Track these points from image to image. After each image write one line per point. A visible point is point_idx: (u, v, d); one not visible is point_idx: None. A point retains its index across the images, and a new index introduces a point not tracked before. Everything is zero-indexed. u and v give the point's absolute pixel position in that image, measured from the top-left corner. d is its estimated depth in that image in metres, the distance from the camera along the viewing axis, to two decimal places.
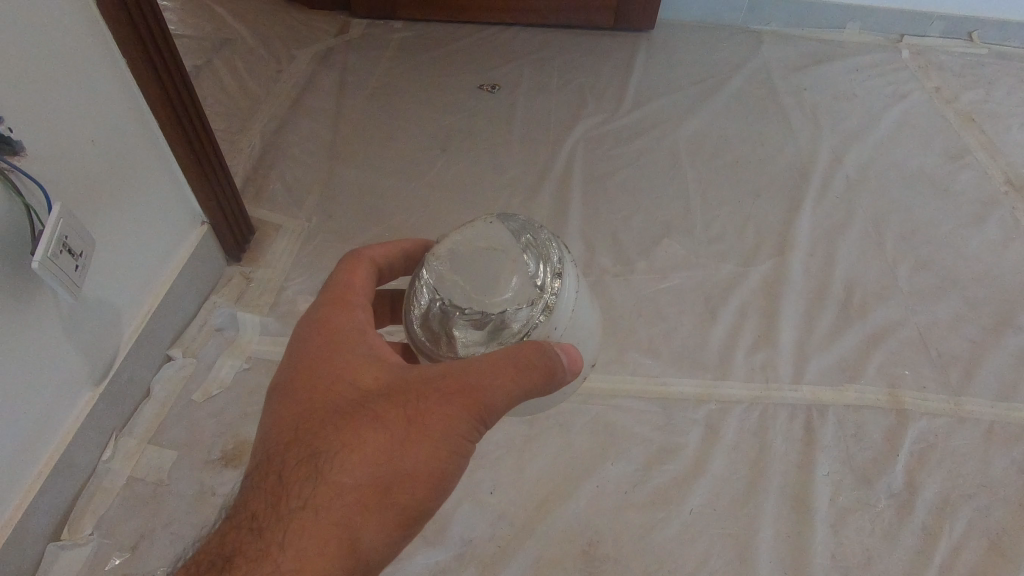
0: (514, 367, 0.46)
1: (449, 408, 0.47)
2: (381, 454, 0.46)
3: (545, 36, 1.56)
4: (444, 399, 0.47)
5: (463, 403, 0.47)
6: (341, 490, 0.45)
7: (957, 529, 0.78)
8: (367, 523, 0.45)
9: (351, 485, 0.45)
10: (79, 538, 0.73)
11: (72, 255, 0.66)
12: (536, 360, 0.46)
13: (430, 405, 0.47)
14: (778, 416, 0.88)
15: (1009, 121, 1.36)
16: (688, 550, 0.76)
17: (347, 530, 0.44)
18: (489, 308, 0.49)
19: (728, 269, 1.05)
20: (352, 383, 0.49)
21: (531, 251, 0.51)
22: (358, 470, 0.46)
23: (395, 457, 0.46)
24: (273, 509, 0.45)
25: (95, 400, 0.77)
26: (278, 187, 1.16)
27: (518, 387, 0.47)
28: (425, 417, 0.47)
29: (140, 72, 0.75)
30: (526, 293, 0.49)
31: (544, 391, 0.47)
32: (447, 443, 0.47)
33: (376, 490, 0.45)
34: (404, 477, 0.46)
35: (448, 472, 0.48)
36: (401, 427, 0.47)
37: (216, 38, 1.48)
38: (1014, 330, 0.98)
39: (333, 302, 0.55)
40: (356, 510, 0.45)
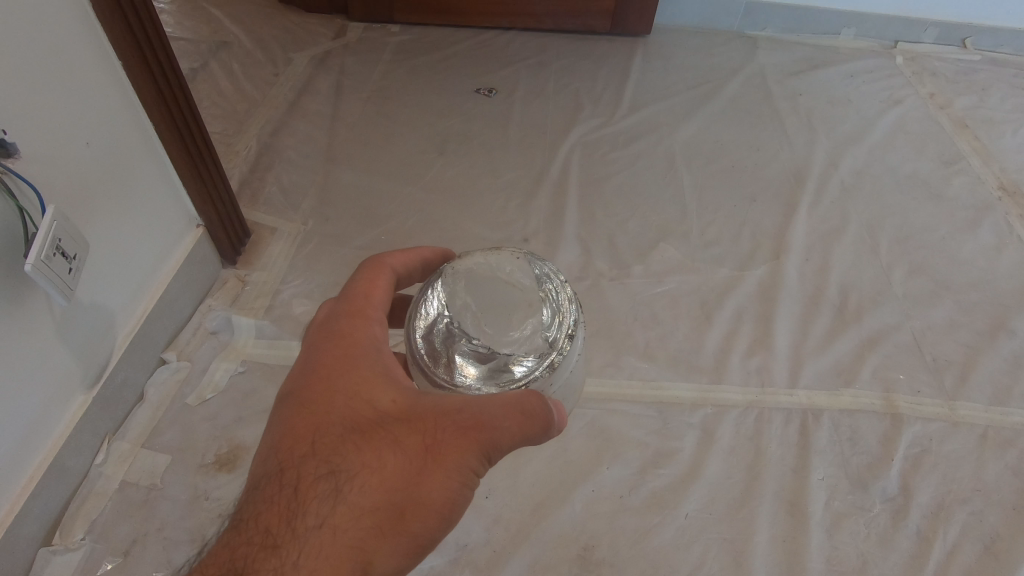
0: (522, 413, 0.47)
1: (467, 439, 0.47)
2: (397, 480, 0.46)
3: (542, 40, 1.56)
4: (462, 430, 0.47)
5: (480, 437, 0.47)
6: (358, 512, 0.45)
7: (952, 534, 0.79)
8: (381, 549, 0.44)
9: (367, 508, 0.45)
10: (71, 542, 0.73)
11: (66, 258, 0.66)
12: (544, 412, 0.48)
13: (447, 433, 0.47)
14: (774, 420, 0.88)
15: (1002, 127, 1.37)
16: (684, 555, 0.76)
17: (361, 555, 0.44)
18: (495, 346, 0.50)
19: (724, 273, 1.06)
20: (372, 404, 0.50)
21: (548, 303, 0.53)
22: (375, 494, 0.46)
23: (414, 484, 0.46)
24: (288, 524, 0.44)
25: (88, 404, 0.76)
26: (275, 190, 1.16)
27: (531, 425, 0.47)
28: (446, 446, 0.47)
29: (134, 73, 0.74)
30: (534, 343, 0.51)
31: (547, 436, 0.49)
32: (460, 475, 0.47)
33: (391, 517, 0.45)
34: (418, 505, 0.46)
35: (462, 501, 0.48)
36: (419, 454, 0.47)
37: (213, 41, 1.48)
38: (1007, 335, 0.99)
39: (350, 313, 0.55)
40: (371, 536, 0.45)
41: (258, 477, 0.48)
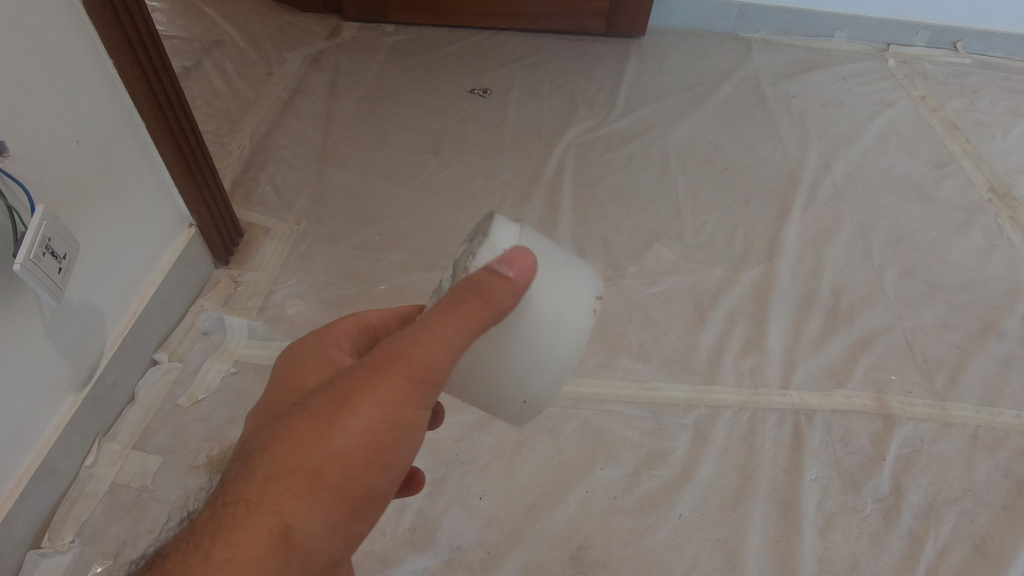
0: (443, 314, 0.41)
1: (375, 374, 0.41)
2: (306, 438, 0.41)
3: (536, 41, 1.56)
4: (370, 370, 0.42)
5: (390, 372, 0.41)
6: (269, 480, 0.41)
7: (943, 533, 0.79)
8: (299, 510, 0.40)
9: (281, 473, 0.41)
10: (60, 545, 0.72)
11: (56, 258, 0.65)
12: (465, 293, 0.41)
13: (356, 374, 0.42)
14: (767, 421, 0.88)
15: (992, 130, 1.39)
16: (678, 555, 0.76)
17: (277, 520, 0.40)
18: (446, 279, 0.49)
19: (718, 274, 1.06)
20: (292, 377, 0.46)
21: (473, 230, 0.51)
22: (285, 456, 0.41)
23: (322, 436, 0.41)
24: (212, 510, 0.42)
25: (78, 405, 0.76)
26: (268, 189, 1.15)
27: (450, 335, 0.41)
28: (353, 387, 0.42)
29: (128, 73, 0.74)
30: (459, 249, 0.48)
31: (478, 322, 0.41)
32: (381, 410, 0.41)
33: (305, 476, 0.41)
34: (332, 458, 0.41)
35: (390, 444, 0.43)
36: (327, 406, 0.42)
37: (206, 40, 1.47)
38: (997, 336, 1.00)
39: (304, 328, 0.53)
40: (285, 499, 0.40)
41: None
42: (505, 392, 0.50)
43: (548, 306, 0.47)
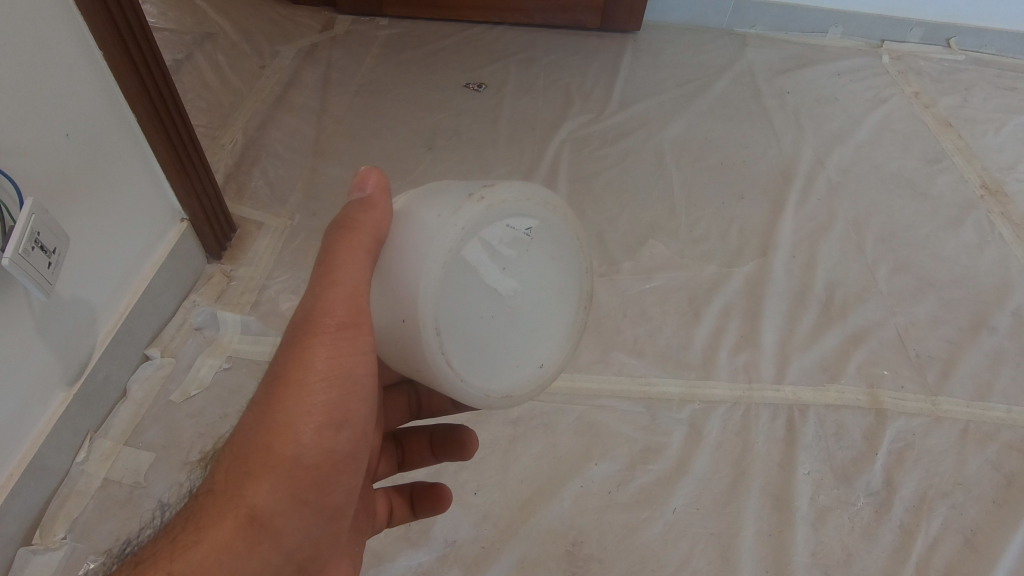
0: (331, 268, 0.47)
1: (296, 346, 0.47)
2: (254, 419, 0.47)
3: (531, 35, 1.55)
4: (294, 341, 0.47)
5: (308, 337, 0.47)
6: (230, 466, 0.46)
7: (933, 527, 0.80)
8: (258, 488, 0.45)
9: (238, 457, 0.46)
10: (51, 542, 0.71)
11: (46, 252, 0.64)
12: (336, 239, 0.47)
13: (283, 351, 0.47)
14: (761, 416, 0.88)
15: (985, 126, 1.39)
16: (671, 549, 0.77)
17: (243, 499, 0.45)
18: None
19: (712, 270, 1.06)
20: None
21: None
22: (240, 442, 0.47)
23: (265, 414, 0.46)
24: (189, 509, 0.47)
25: (68, 401, 0.75)
26: (261, 184, 1.14)
27: (347, 282, 0.46)
28: (281, 363, 0.47)
29: (118, 64, 0.73)
30: None
31: (360, 262, 0.47)
32: (310, 375, 0.46)
33: (258, 455, 0.46)
34: (277, 432, 0.46)
35: (331, 406, 0.47)
36: (266, 387, 0.47)
37: (198, 33, 1.45)
38: (989, 331, 1.00)
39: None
40: (244, 480, 0.45)
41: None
42: (392, 312, 0.48)
43: (419, 209, 0.49)
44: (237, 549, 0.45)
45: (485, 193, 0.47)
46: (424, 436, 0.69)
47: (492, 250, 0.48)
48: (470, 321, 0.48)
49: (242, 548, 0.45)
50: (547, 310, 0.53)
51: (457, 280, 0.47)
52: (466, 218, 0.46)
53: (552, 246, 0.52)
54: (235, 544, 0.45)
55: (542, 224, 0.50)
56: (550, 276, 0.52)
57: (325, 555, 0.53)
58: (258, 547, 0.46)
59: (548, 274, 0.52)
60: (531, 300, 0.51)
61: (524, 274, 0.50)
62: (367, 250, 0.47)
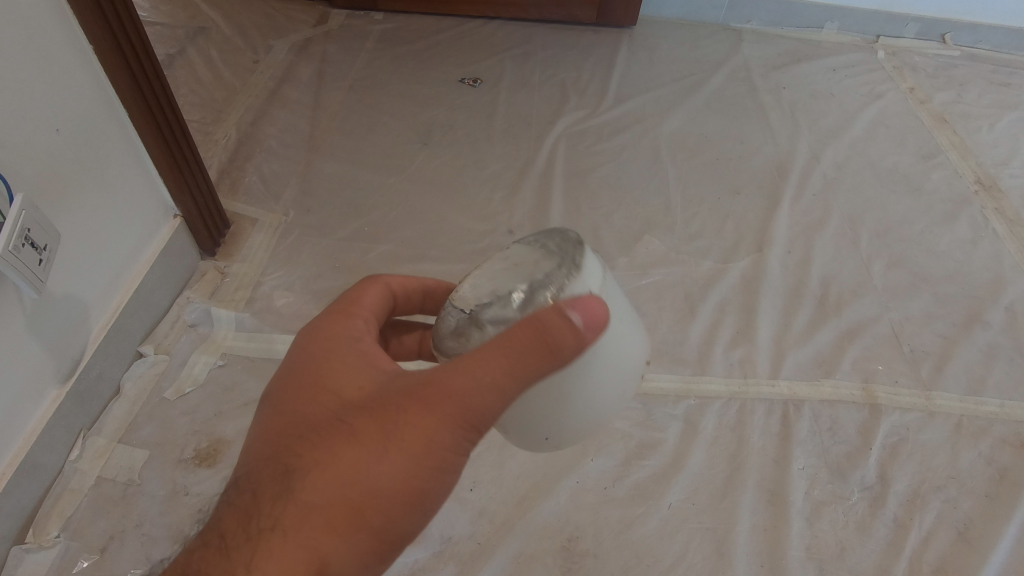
0: (507, 359, 0.41)
1: (426, 420, 0.43)
2: (353, 470, 0.42)
3: (527, 30, 1.55)
4: (426, 405, 0.43)
5: (448, 411, 0.43)
6: (310, 512, 0.42)
7: (927, 521, 0.80)
8: (337, 546, 0.41)
9: (325, 504, 0.42)
10: (45, 540, 0.71)
11: (36, 249, 0.64)
12: (529, 341, 0.41)
13: (406, 415, 0.43)
14: (756, 411, 0.89)
15: (979, 122, 1.40)
16: (667, 545, 0.77)
17: (316, 552, 0.41)
18: (512, 292, 0.45)
19: (708, 266, 1.06)
20: (333, 394, 0.47)
21: (550, 245, 0.47)
22: (328, 487, 0.42)
23: (369, 475, 0.42)
24: (245, 529, 0.42)
25: (61, 398, 0.74)
26: (255, 180, 1.14)
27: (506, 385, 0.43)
28: (402, 430, 0.43)
29: (108, 59, 0.72)
30: (540, 272, 0.45)
31: (534, 376, 0.41)
32: (426, 455, 0.43)
33: (349, 513, 0.42)
34: (378, 496, 0.42)
35: (430, 491, 0.44)
36: (379, 440, 0.43)
37: (190, 27, 1.44)
38: (982, 326, 1.01)
39: (333, 308, 0.54)
40: (323, 533, 0.41)
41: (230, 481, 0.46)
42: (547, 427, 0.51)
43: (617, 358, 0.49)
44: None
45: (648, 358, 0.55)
46: None
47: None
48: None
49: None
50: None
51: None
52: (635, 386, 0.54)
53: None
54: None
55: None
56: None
57: None
58: None
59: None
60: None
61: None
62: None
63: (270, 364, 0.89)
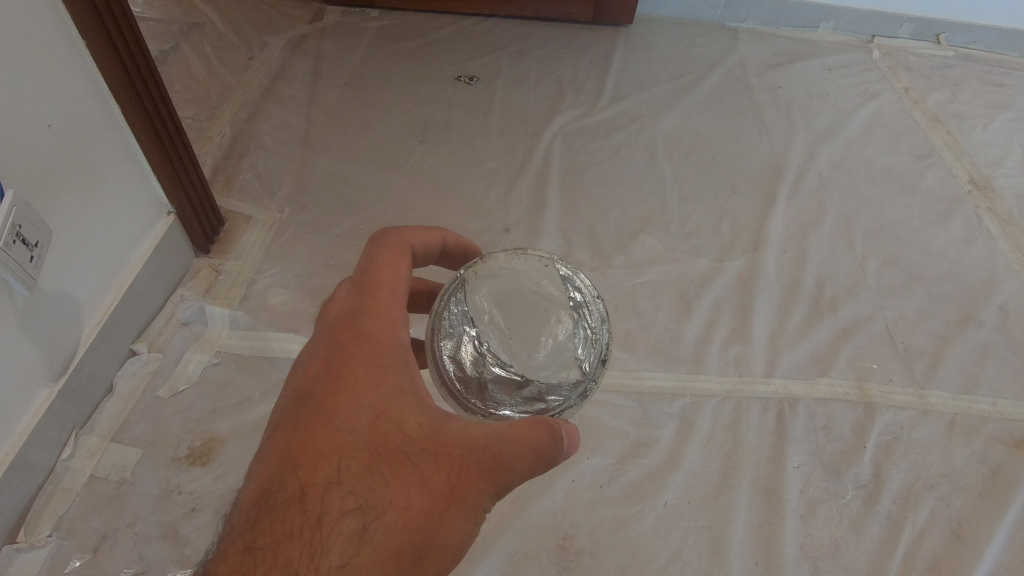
0: (534, 454, 0.46)
1: (487, 481, 0.45)
2: (418, 513, 0.42)
3: (523, 28, 1.54)
4: (485, 465, 0.45)
5: (499, 478, 0.45)
6: (380, 557, 0.40)
7: (921, 518, 0.81)
8: None
9: (391, 550, 0.40)
10: (37, 540, 0.70)
11: (27, 246, 0.64)
12: (544, 454, 0.47)
13: (470, 471, 0.44)
14: (751, 410, 0.89)
15: (973, 122, 1.40)
16: (662, 543, 0.77)
17: None
18: (529, 374, 0.52)
19: (704, 264, 1.06)
20: (393, 425, 0.45)
21: (578, 325, 0.54)
22: (398, 532, 0.41)
23: (435, 528, 0.42)
24: (309, 561, 0.38)
25: (53, 396, 0.74)
26: (249, 177, 1.13)
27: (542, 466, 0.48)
28: (465, 486, 0.44)
29: (100, 54, 0.71)
30: (561, 367, 0.52)
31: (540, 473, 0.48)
32: (478, 515, 0.45)
33: (410, 561, 0.40)
34: (438, 549, 0.42)
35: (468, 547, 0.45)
36: (442, 489, 0.43)
37: (184, 23, 1.42)
38: (976, 325, 1.01)
39: (375, 312, 0.50)
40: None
41: (270, 499, 0.41)
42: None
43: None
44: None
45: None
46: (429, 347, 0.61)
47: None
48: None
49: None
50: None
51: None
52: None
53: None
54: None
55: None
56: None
57: None
58: None
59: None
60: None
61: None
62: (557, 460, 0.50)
63: (265, 363, 0.88)
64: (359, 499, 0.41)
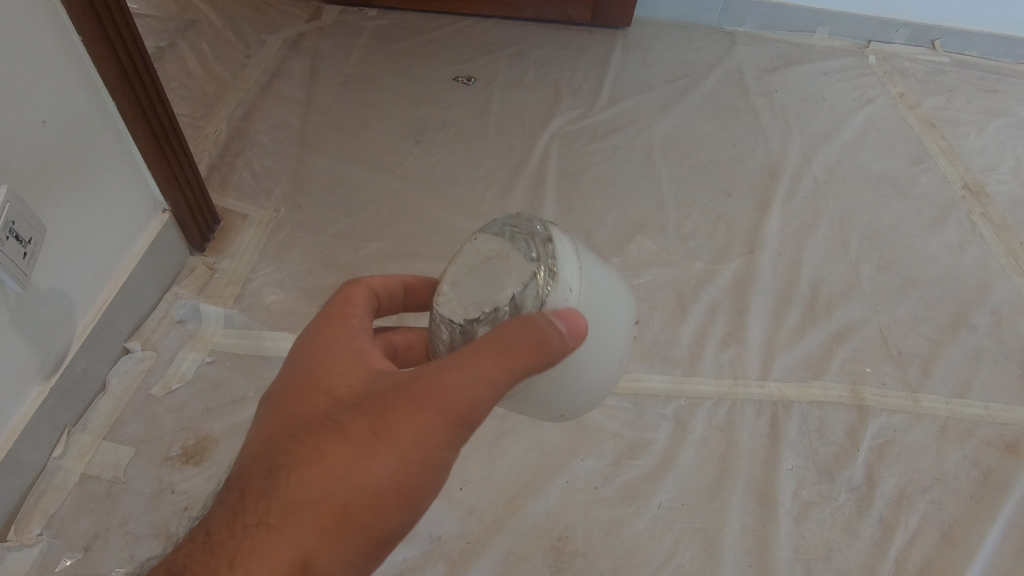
0: (495, 351, 0.40)
1: (418, 416, 0.41)
2: (338, 462, 0.41)
3: (522, 29, 1.54)
4: (413, 401, 0.41)
5: (435, 408, 0.41)
6: (294, 510, 0.40)
7: (913, 521, 0.81)
8: (321, 544, 0.40)
9: (305, 504, 0.40)
10: (27, 538, 0.70)
11: (21, 242, 0.64)
12: (518, 346, 0.40)
13: (396, 412, 0.41)
14: (745, 412, 0.89)
15: (967, 128, 1.41)
16: (656, 545, 0.77)
17: (299, 551, 0.39)
18: (500, 306, 0.45)
19: (699, 267, 1.07)
20: (325, 390, 0.45)
21: (518, 236, 0.47)
22: (315, 485, 0.40)
23: (356, 474, 0.41)
24: (231, 526, 0.41)
25: (45, 394, 0.73)
26: (245, 175, 1.13)
27: (500, 377, 0.41)
28: (391, 428, 0.41)
29: (95, 48, 0.71)
30: (523, 274, 0.44)
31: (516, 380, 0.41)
32: (416, 454, 0.41)
33: (333, 509, 0.40)
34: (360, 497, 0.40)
35: (421, 488, 0.42)
36: (364, 434, 0.41)
37: (181, 20, 1.42)
38: (968, 329, 1.02)
39: (327, 311, 0.51)
40: (307, 527, 0.40)
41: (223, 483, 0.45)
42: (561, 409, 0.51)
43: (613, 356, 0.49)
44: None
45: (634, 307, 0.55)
46: None
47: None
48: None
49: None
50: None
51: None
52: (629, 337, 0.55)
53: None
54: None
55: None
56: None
57: None
58: None
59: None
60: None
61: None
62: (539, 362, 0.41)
63: (260, 362, 0.88)
64: (283, 460, 0.42)
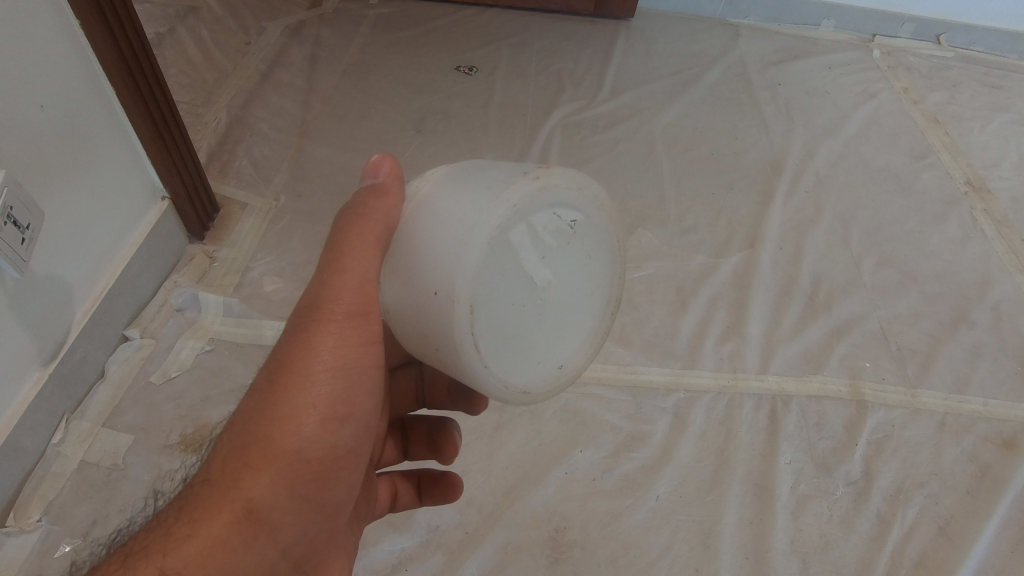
0: (341, 246, 0.47)
1: (306, 339, 0.47)
2: (255, 409, 0.47)
3: (524, 19, 1.53)
4: (300, 332, 0.47)
5: (317, 324, 0.47)
6: (225, 459, 0.47)
7: (910, 515, 0.82)
8: (255, 479, 0.46)
9: (236, 449, 0.47)
10: (26, 524, 0.70)
11: (19, 228, 0.63)
12: (355, 229, 0.46)
13: (289, 346, 0.47)
14: (744, 406, 0.89)
15: (971, 123, 1.41)
16: (653, 536, 0.78)
17: (240, 493, 0.46)
18: None
19: (700, 260, 1.06)
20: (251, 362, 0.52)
21: None
22: (240, 430, 0.47)
23: (267, 409, 0.46)
24: (185, 492, 0.48)
25: (44, 380, 0.73)
26: (245, 163, 1.12)
27: (356, 270, 0.46)
28: (285, 360, 0.47)
29: (94, 36, 0.70)
30: None
31: (369, 260, 0.46)
32: (316, 372, 0.47)
33: (258, 447, 0.46)
34: (275, 428, 0.46)
35: (336, 400, 0.47)
36: (268, 377, 0.47)
37: (181, 6, 1.40)
38: (968, 326, 1.02)
39: None
40: (242, 471, 0.46)
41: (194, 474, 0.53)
42: (419, 288, 0.45)
43: (447, 202, 0.45)
44: (230, 544, 0.45)
45: (540, 172, 0.44)
46: (425, 427, 0.70)
47: (534, 235, 0.45)
48: (503, 310, 0.45)
49: (238, 544, 0.46)
50: (583, 311, 0.50)
51: (497, 263, 0.43)
52: (520, 196, 0.43)
53: (591, 242, 0.49)
54: (230, 538, 0.45)
55: (587, 216, 0.48)
56: (585, 274, 0.49)
57: (318, 553, 0.54)
58: (254, 542, 0.46)
59: (582, 270, 0.49)
60: (562, 293, 0.48)
61: (559, 263, 0.47)
62: (377, 237, 0.46)
63: (258, 350, 0.88)
64: (225, 429, 0.50)
